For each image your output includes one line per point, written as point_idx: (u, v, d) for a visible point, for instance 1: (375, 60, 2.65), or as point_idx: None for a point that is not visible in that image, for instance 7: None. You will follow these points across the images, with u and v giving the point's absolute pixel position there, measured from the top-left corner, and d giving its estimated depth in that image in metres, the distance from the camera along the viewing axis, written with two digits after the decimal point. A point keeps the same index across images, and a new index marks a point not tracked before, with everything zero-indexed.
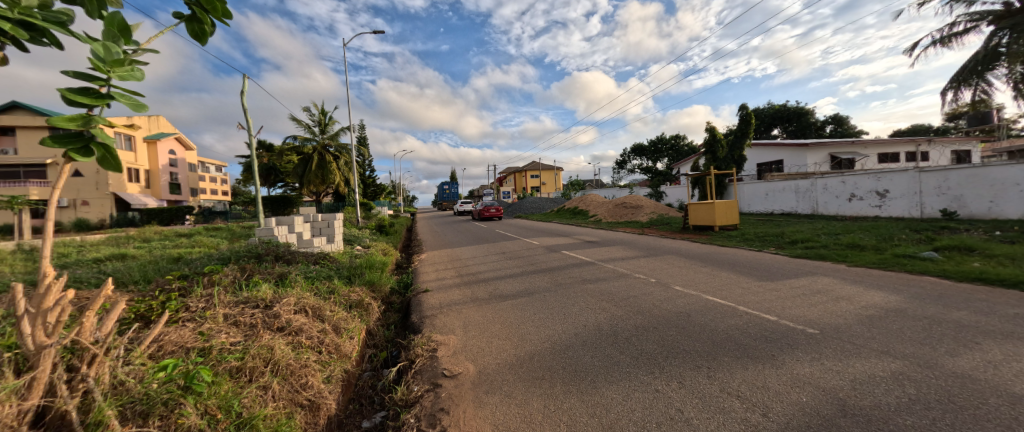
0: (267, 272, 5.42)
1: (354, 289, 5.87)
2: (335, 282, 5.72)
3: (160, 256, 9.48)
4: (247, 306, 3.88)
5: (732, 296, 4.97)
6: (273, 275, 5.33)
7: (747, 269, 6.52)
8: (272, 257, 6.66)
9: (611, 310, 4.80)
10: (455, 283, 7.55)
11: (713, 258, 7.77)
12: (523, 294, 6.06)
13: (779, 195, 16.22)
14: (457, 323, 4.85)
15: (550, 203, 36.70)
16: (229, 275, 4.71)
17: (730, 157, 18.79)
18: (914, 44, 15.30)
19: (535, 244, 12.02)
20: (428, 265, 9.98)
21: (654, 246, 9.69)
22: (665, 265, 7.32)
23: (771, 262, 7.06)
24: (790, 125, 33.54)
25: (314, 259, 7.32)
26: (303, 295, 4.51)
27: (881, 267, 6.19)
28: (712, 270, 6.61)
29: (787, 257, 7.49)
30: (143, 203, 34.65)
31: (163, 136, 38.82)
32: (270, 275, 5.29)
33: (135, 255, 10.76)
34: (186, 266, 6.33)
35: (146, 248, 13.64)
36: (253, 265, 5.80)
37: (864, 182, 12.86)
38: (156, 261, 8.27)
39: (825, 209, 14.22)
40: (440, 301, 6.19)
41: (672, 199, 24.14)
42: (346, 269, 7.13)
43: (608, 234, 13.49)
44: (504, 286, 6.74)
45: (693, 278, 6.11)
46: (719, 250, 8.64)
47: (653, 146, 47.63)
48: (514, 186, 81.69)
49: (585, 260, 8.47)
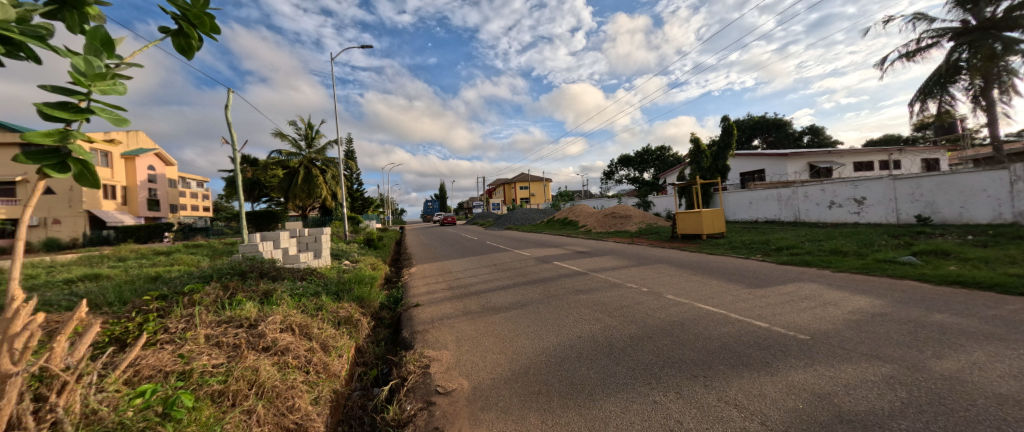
0: (249, 290, 5.23)
1: (343, 305, 5.74)
2: (323, 299, 5.57)
3: (137, 276, 9.12)
4: (229, 325, 3.73)
5: (724, 303, 5.00)
6: (256, 292, 5.17)
7: (737, 277, 6.60)
8: (258, 275, 6.43)
9: (606, 319, 4.81)
10: (446, 296, 7.43)
11: (703, 266, 7.85)
12: (516, 306, 5.98)
13: (763, 203, 16.55)
14: (450, 337, 4.76)
15: (539, 214, 36.78)
16: (211, 294, 4.53)
17: (715, 167, 19.17)
18: (883, 58, 16.06)
19: (525, 255, 11.99)
20: (419, 279, 9.81)
21: (644, 255, 9.74)
22: (656, 274, 7.36)
23: (760, 269, 7.16)
24: (770, 135, 34.58)
25: (302, 276, 7.10)
26: (290, 312, 4.37)
27: (864, 273, 6.34)
28: (703, 278, 6.65)
29: (774, 264, 7.62)
30: (119, 221, 33.75)
31: (143, 152, 38.02)
32: (255, 293, 5.11)
33: (113, 274, 10.45)
34: (166, 284, 6.11)
35: (122, 267, 13.18)
36: (238, 283, 5.62)
37: (843, 190, 13.25)
38: (134, 281, 7.97)
39: (807, 216, 14.54)
40: (431, 315, 6.06)
41: (659, 209, 24.42)
42: (334, 285, 6.97)
43: (598, 244, 13.55)
44: (497, 298, 6.66)
45: (685, 287, 6.13)
46: (708, 258, 8.73)
47: (639, 157, 48.51)
48: (504, 198, 81.78)
49: (577, 270, 8.47)
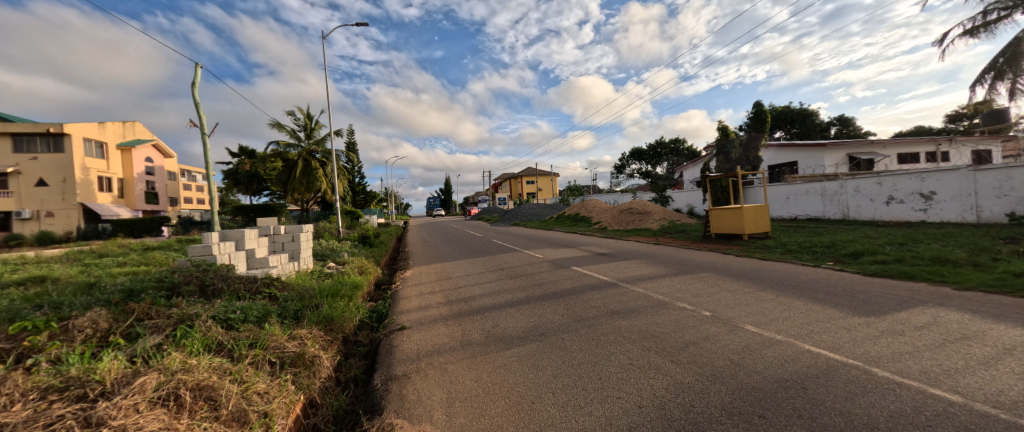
0: (152, 322, 3.70)
1: (296, 336, 4.20)
2: (265, 328, 4.04)
3: (78, 281, 7.73)
4: (53, 402, 2.21)
5: (846, 346, 3.34)
6: (159, 326, 3.63)
7: (827, 296, 4.91)
8: (193, 293, 4.90)
9: (673, 371, 3.17)
10: (442, 315, 5.83)
11: (766, 277, 6.16)
12: (535, 337, 4.37)
13: (804, 199, 14.67)
14: (439, 396, 3.18)
15: (548, 210, 35.05)
16: (77, 336, 3.03)
17: (743, 158, 17.38)
18: (944, 35, 14.12)
19: (535, 257, 10.38)
20: (412, 286, 8.21)
21: (681, 260, 8.09)
22: (710, 288, 5.71)
23: (849, 284, 5.46)
24: (794, 127, 32.37)
25: (256, 289, 5.53)
26: (188, 362, 2.85)
27: (1008, 293, 4.61)
28: (778, 297, 4.96)
29: (860, 275, 5.93)
30: (114, 214, 32.86)
31: (139, 143, 37.12)
32: (157, 330, 3.56)
33: (62, 276, 9.13)
34: (65, 302, 4.62)
35: (88, 266, 11.92)
36: (151, 305, 4.11)
37: (905, 183, 11.43)
38: (59, 289, 6.52)
39: (859, 213, 12.69)
40: (419, 346, 4.46)
41: (679, 204, 22.56)
42: (295, 302, 5.38)
43: (619, 245, 11.88)
44: (507, 321, 5.04)
45: (762, 310, 4.48)
46: (765, 265, 7.07)
47: (652, 150, 46.48)
48: (510, 193, 80.20)
49: (603, 279, 6.86)
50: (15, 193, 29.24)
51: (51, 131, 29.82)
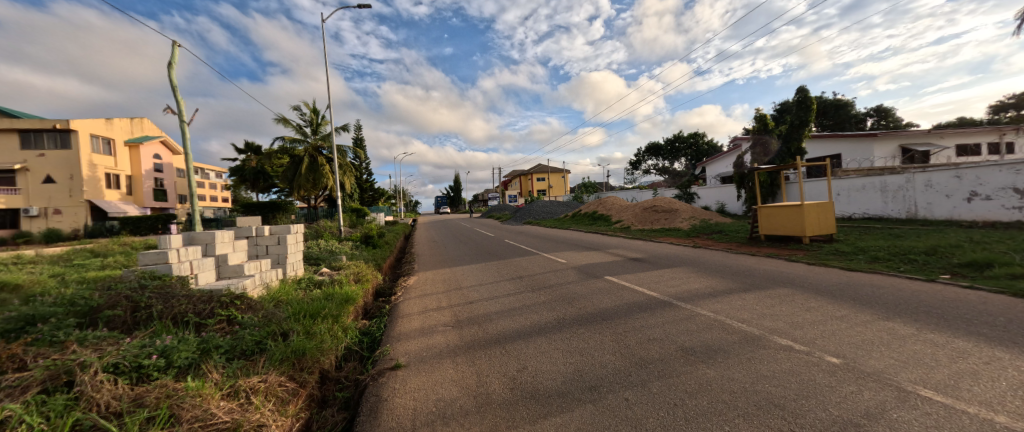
0: (7, 383, 2.41)
1: (233, 396, 2.86)
2: (183, 387, 2.71)
3: (26, 290, 6.64)
4: None
5: None
6: (11, 392, 2.34)
7: (997, 332, 3.44)
8: (116, 320, 3.65)
9: None
10: (450, 344, 4.45)
11: (874, 297, 4.69)
12: (587, 395, 2.95)
13: (859, 195, 12.98)
14: None
15: (561, 208, 33.58)
16: None
17: (784, 150, 15.60)
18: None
19: (558, 263, 8.98)
20: (415, 299, 6.86)
21: (740, 270, 6.65)
22: (807, 313, 4.27)
23: (1006, 310, 3.98)
24: (826, 118, 30.26)
25: (208, 312, 4.23)
26: None
27: None
28: (923, 333, 3.51)
29: (1006, 295, 4.45)
30: (121, 211, 32.46)
31: (147, 139, 36.77)
32: (5, 400, 2.28)
33: (25, 282, 8.11)
34: None
35: (68, 270, 10.97)
36: (24, 348, 2.83)
37: (993, 176, 9.67)
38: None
39: (930, 212, 11.01)
40: (416, 405, 3.08)
41: (706, 201, 20.89)
42: (257, 330, 4.08)
43: (651, 247, 10.46)
44: (540, 362, 3.64)
45: (918, 356, 3.05)
46: (857, 278, 5.59)
47: (669, 145, 44.58)
48: (520, 190, 78.82)
49: (652, 296, 5.48)
50: (22, 190, 28.94)
51: (58, 128, 29.49)
